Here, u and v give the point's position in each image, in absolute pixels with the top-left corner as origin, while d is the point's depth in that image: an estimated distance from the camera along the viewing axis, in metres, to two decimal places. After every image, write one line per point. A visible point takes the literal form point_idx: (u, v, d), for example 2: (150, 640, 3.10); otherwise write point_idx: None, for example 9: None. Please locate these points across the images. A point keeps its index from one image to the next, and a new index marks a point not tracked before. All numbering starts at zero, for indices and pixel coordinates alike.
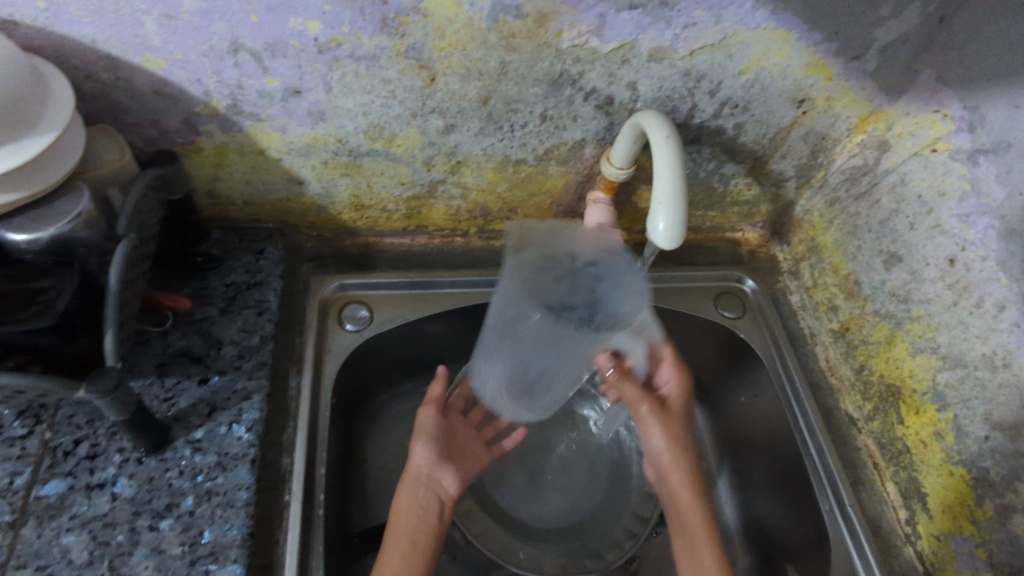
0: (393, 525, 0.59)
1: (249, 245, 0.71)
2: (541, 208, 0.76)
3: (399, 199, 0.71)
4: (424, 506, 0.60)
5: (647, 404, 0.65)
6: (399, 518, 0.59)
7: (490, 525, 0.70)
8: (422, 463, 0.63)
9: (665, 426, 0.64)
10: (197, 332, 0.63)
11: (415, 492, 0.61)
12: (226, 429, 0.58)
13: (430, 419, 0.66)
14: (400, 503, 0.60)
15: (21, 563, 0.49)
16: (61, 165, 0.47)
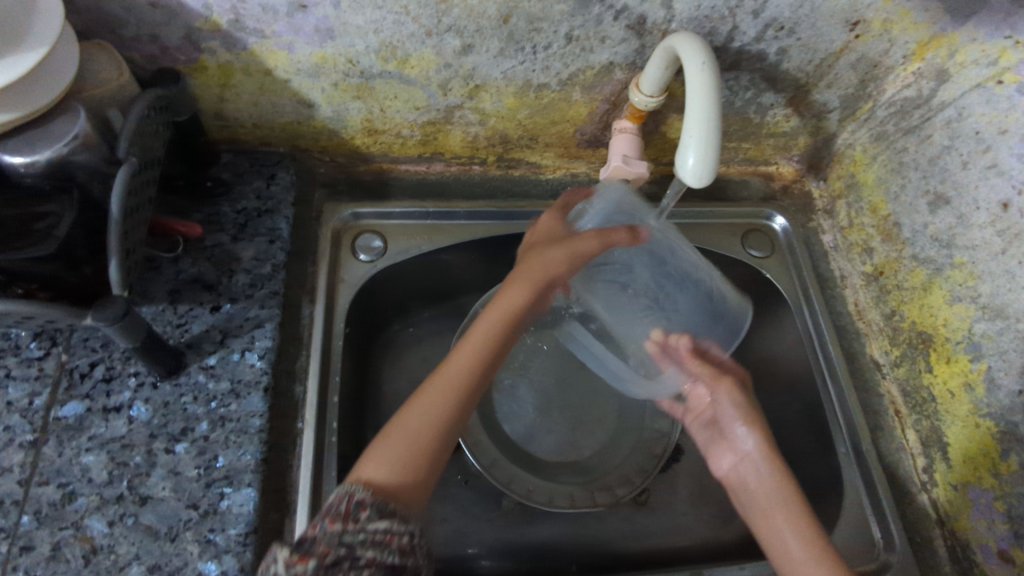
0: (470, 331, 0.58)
1: (259, 169, 0.69)
2: (563, 137, 0.72)
3: (414, 124, 0.68)
4: (499, 348, 0.57)
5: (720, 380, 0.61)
6: (484, 314, 0.58)
7: (500, 458, 0.69)
8: (533, 268, 0.59)
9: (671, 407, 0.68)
10: (209, 259, 0.63)
11: (498, 310, 0.58)
12: (239, 356, 0.58)
13: (544, 221, 0.64)
14: (495, 305, 0.59)
15: (44, 480, 0.51)
16: (48, 91, 0.45)
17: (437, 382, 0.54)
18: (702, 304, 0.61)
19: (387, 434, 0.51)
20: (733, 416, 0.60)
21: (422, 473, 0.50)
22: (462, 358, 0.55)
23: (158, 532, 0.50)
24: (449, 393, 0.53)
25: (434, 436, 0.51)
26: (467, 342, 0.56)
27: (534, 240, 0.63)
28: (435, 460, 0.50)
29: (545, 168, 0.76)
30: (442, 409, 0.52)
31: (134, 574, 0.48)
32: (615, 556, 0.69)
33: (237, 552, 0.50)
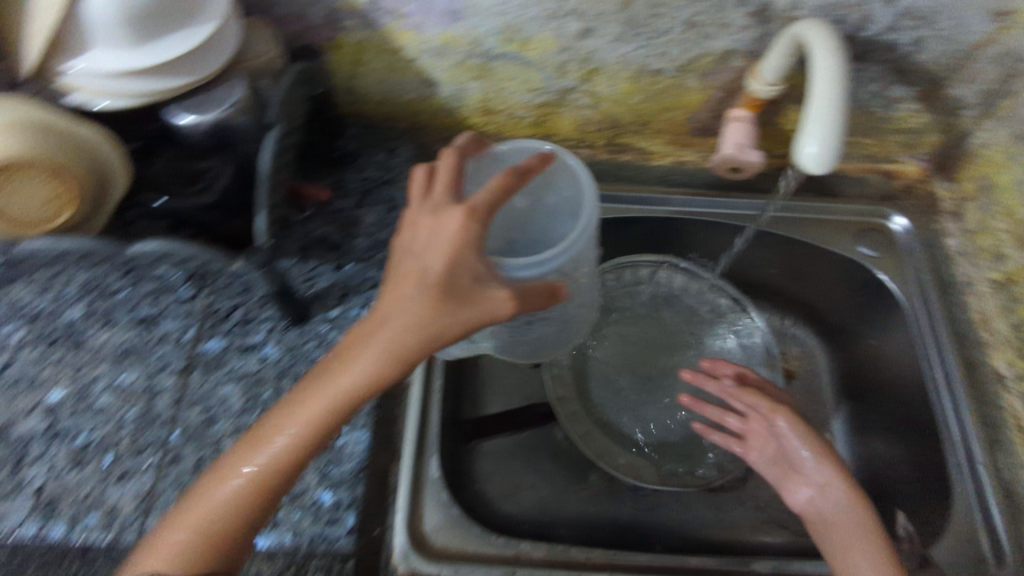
0: (338, 380, 0.41)
1: (383, 142, 0.75)
2: (674, 124, 0.72)
3: (528, 105, 0.71)
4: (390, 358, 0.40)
5: (779, 411, 0.63)
6: (348, 359, 0.41)
7: (594, 430, 0.71)
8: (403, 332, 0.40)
9: (695, 371, 0.69)
10: (334, 222, 0.69)
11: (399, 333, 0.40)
12: (357, 311, 0.64)
13: (433, 221, 0.41)
14: (371, 361, 0.41)
15: (190, 403, 0.58)
16: (214, 60, 0.51)
17: (288, 433, 0.43)
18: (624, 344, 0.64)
19: (221, 495, 0.44)
20: (798, 444, 0.61)
21: (224, 563, 0.44)
22: (303, 404, 0.42)
23: None
24: (291, 445, 0.43)
25: (262, 492, 0.43)
26: (330, 389, 0.42)
27: (422, 263, 0.41)
28: (253, 521, 0.44)
29: (653, 155, 0.77)
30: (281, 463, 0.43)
31: None
32: (699, 540, 0.69)
33: (349, 485, 0.55)
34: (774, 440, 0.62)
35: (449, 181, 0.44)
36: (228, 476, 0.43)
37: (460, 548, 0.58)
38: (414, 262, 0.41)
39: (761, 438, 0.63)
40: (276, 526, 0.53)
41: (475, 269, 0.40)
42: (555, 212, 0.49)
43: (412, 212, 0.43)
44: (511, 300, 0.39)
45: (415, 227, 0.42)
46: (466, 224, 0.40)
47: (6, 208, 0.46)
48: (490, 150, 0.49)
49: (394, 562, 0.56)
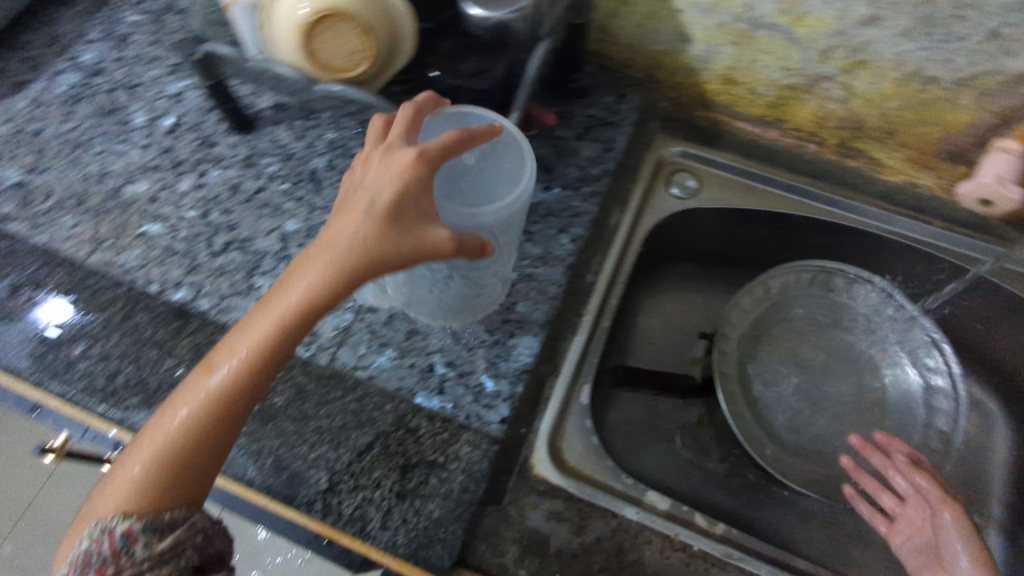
0: (266, 302, 0.43)
1: (614, 87, 0.76)
2: (924, 141, 0.68)
3: (774, 84, 0.70)
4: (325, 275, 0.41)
5: (947, 508, 0.58)
6: (292, 284, 0.42)
7: (744, 415, 0.70)
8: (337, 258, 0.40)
9: (864, 442, 0.66)
10: (553, 146, 0.72)
11: (331, 240, 0.41)
12: (555, 233, 0.66)
13: (384, 163, 0.42)
14: (318, 276, 0.41)
15: None
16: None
17: (231, 360, 0.42)
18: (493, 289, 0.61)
19: (180, 421, 0.41)
20: (956, 544, 0.55)
21: (188, 491, 0.41)
22: (256, 330, 0.42)
23: (461, 339, 0.60)
24: (239, 366, 0.42)
25: (212, 409, 0.42)
26: (279, 307, 0.42)
27: (369, 196, 0.41)
28: (198, 450, 0.41)
29: (885, 169, 0.73)
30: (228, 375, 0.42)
31: (436, 361, 0.59)
32: None
33: (511, 381, 0.58)
34: (932, 532, 0.58)
35: (407, 124, 0.45)
36: (187, 396, 0.42)
37: (590, 474, 0.60)
38: (369, 199, 0.41)
39: (914, 526, 0.59)
40: (442, 393, 0.57)
41: (423, 208, 0.41)
42: (479, 172, 0.48)
43: (365, 154, 0.45)
44: (449, 240, 0.40)
45: (368, 166, 0.43)
46: (414, 166, 0.41)
47: (326, 53, 0.53)
48: (447, 109, 0.49)
49: (530, 464, 0.58)
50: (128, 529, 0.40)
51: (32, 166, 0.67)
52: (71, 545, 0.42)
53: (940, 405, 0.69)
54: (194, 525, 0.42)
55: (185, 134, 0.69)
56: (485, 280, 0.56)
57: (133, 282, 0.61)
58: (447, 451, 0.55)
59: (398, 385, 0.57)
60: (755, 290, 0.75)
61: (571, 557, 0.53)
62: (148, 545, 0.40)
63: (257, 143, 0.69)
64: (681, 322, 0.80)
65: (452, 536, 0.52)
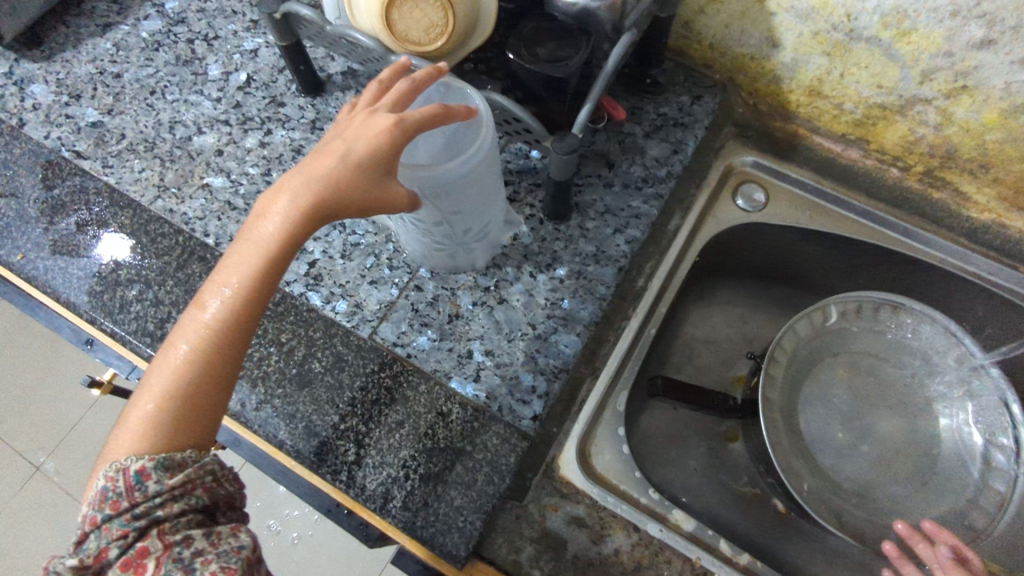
0: (239, 242, 0.43)
1: (690, 87, 0.73)
2: (1021, 179, 0.63)
3: (863, 101, 0.65)
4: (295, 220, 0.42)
5: None
6: (262, 222, 0.42)
7: (784, 445, 0.67)
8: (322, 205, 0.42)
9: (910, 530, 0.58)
10: (619, 143, 0.70)
11: (302, 187, 0.42)
12: (611, 232, 0.64)
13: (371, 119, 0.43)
14: (287, 212, 0.42)
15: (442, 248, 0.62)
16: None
17: (216, 298, 0.42)
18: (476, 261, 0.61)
19: (184, 356, 0.41)
20: None
21: (201, 426, 0.42)
22: (228, 271, 0.42)
23: (502, 329, 0.59)
24: (230, 300, 0.42)
25: (202, 355, 0.41)
26: (251, 247, 0.42)
27: (347, 146, 0.42)
28: (196, 391, 0.41)
29: (971, 205, 0.68)
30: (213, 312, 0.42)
31: (475, 348, 0.58)
32: None
33: (548, 378, 0.57)
34: None
35: (400, 94, 0.45)
36: (183, 338, 0.42)
37: (616, 483, 0.58)
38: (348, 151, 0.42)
39: None
40: (477, 381, 0.56)
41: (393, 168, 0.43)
42: None
43: (351, 115, 0.45)
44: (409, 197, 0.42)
45: (352, 120, 0.44)
46: (391, 132, 0.42)
47: (407, 31, 0.52)
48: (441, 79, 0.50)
49: (556, 465, 0.57)
50: (143, 466, 0.39)
51: (109, 107, 0.68)
52: (89, 486, 0.41)
53: (997, 462, 0.64)
54: (205, 463, 0.41)
55: (255, 91, 0.69)
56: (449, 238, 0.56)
57: (190, 232, 0.62)
58: (474, 440, 0.54)
59: (434, 367, 0.57)
60: (812, 316, 0.70)
61: (586, 565, 0.52)
62: (160, 481, 0.39)
63: (324, 106, 0.69)
64: (728, 338, 0.77)
65: (469, 526, 0.51)
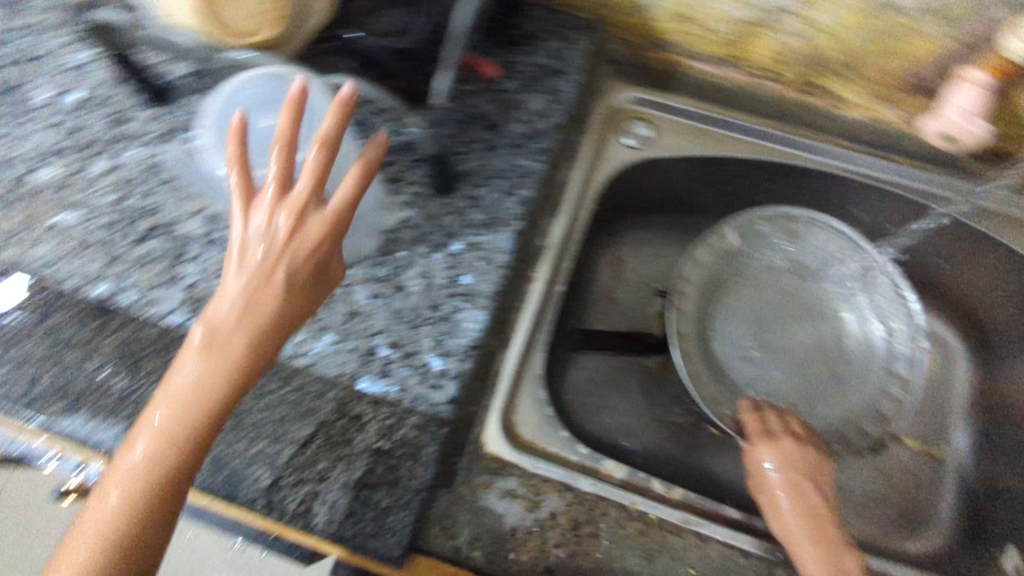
0: (169, 381, 0.39)
1: (560, 31, 0.70)
2: (888, 74, 0.64)
3: (729, 20, 0.64)
4: (244, 339, 0.40)
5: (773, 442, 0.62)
6: (201, 351, 0.39)
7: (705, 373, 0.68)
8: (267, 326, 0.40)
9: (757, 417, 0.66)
10: (497, 101, 0.66)
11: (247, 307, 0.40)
12: (501, 196, 0.62)
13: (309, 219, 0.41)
14: (232, 333, 0.39)
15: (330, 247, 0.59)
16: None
17: (145, 439, 0.38)
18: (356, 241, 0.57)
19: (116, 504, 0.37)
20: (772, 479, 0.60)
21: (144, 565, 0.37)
22: (161, 410, 0.39)
23: (404, 317, 0.57)
24: (167, 438, 0.38)
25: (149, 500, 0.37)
26: (184, 379, 0.39)
27: (293, 253, 0.41)
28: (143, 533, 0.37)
29: (847, 105, 0.69)
30: (156, 449, 0.38)
31: (379, 342, 0.56)
32: None
33: (460, 358, 0.56)
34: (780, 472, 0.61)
35: (318, 171, 0.42)
36: (111, 488, 0.37)
37: (546, 446, 0.58)
38: (290, 260, 0.41)
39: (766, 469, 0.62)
40: (387, 376, 0.54)
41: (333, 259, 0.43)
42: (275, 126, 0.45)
43: (257, 205, 0.41)
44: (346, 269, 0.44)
45: (260, 211, 0.41)
46: (332, 224, 0.42)
47: (230, 20, 0.45)
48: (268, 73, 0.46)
49: (481, 444, 0.57)
50: None
51: None
52: None
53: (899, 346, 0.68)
54: None
55: (95, 111, 0.63)
56: None
57: (44, 278, 0.56)
58: (393, 438, 0.52)
59: (339, 371, 0.54)
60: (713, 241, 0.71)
61: (526, 534, 0.52)
62: None
63: (174, 115, 0.63)
64: (643, 277, 0.77)
65: (400, 524, 0.50)
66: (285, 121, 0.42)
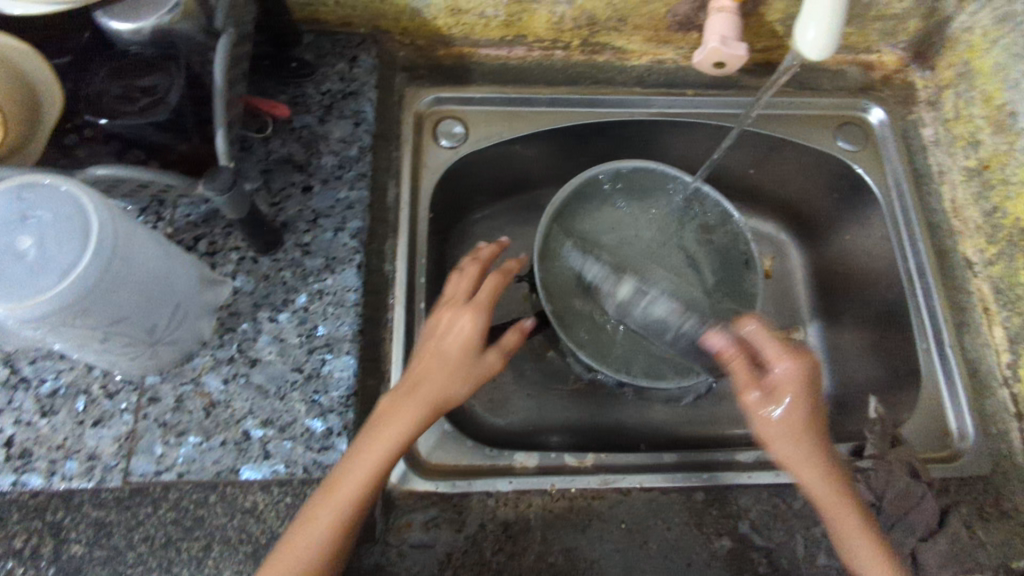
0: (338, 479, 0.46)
1: (342, 52, 0.68)
2: (653, 18, 0.68)
3: (499, 2, 0.65)
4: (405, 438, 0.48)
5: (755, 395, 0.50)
6: (381, 437, 0.47)
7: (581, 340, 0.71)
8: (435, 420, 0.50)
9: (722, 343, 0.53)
10: (297, 140, 0.63)
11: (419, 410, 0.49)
12: (332, 234, 0.60)
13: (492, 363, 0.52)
14: (399, 438, 0.48)
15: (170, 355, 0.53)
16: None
17: (330, 510, 0.45)
18: (188, 332, 0.53)
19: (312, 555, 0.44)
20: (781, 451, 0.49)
21: None
22: (356, 473, 0.46)
23: (268, 391, 0.53)
24: (343, 516, 0.45)
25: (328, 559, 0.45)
26: (371, 458, 0.47)
27: (467, 381, 0.50)
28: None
29: (631, 54, 0.73)
30: (341, 512, 0.45)
31: (249, 426, 0.52)
32: (678, 437, 0.71)
33: (341, 411, 0.53)
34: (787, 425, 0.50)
35: (483, 327, 0.52)
36: (306, 540, 0.44)
37: (456, 463, 0.58)
38: (456, 393, 0.50)
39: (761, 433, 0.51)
40: (270, 458, 0.51)
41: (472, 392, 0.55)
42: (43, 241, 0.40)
43: (455, 313, 0.53)
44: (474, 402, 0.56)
45: (456, 321, 0.52)
46: (496, 361, 0.53)
47: None
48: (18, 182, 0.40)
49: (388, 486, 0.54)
50: None
51: None
52: None
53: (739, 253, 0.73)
54: None
55: None
56: (132, 335, 0.48)
57: None
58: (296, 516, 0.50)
59: (216, 470, 0.50)
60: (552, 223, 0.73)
61: (462, 555, 0.52)
62: None
63: None
64: (502, 266, 0.78)
65: None
66: (468, 283, 0.56)
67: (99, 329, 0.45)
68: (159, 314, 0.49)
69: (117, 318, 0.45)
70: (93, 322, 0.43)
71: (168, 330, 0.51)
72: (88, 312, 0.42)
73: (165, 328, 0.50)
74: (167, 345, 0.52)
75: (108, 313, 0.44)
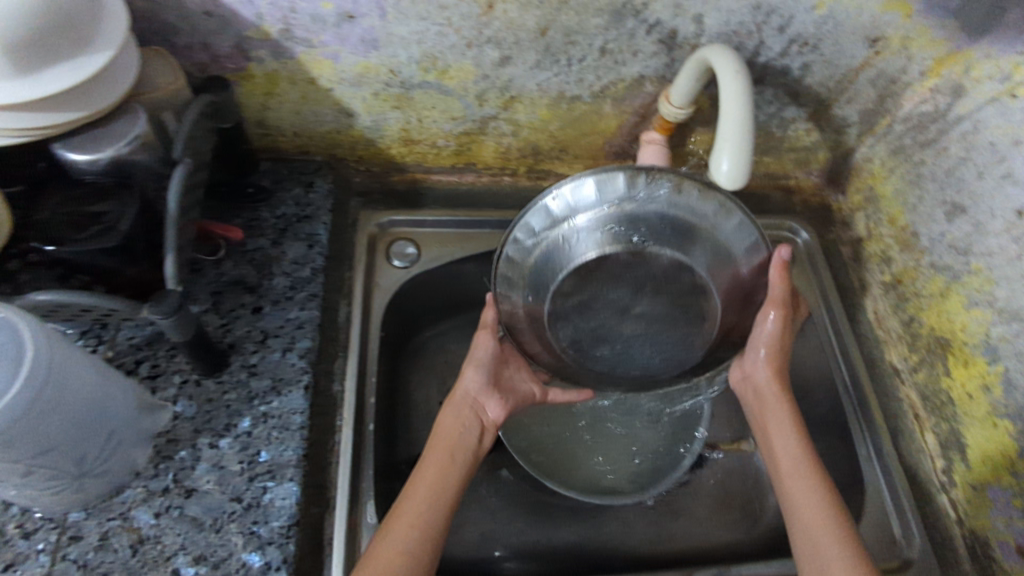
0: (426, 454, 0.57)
1: (298, 178, 0.71)
2: (592, 148, 0.74)
3: (449, 134, 0.71)
4: (467, 425, 0.59)
5: (777, 310, 0.57)
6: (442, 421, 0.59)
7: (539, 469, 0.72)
8: (487, 443, 0.59)
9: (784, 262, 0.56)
10: (250, 262, 0.64)
11: (460, 412, 0.60)
12: (280, 355, 0.59)
13: (505, 406, 0.61)
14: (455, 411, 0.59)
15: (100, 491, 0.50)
16: (107, 95, 0.46)
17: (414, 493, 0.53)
18: (125, 460, 0.51)
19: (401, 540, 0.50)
20: (779, 436, 0.58)
21: None
22: (421, 484, 0.54)
23: (204, 523, 0.51)
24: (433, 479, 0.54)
25: (415, 556, 0.49)
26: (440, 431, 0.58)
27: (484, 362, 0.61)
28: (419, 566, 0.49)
29: None
30: (421, 502, 0.52)
31: (180, 563, 0.49)
32: (632, 558, 0.69)
33: (280, 544, 0.50)
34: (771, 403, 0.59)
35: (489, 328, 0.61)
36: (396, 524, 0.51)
37: None
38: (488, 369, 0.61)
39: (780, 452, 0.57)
40: None
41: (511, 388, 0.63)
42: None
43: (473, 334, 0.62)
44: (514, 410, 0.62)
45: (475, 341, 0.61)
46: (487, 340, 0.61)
47: None
48: None
49: None
50: None
51: None
52: None
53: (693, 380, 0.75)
54: None
55: None
56: (64, 470, 0.46)
57: None
58: None
59: None
60: None
61: None
62: None
63: None
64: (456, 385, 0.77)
65: None
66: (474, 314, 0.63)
67: (29, 462, 0.42)
68: (96, 443, 0.47)
69: (50, 448, 0.43)
70: (23, 453, 0.41)
71: (102, 461, 0.48)
72: (24, 440, 0.41)
73: (100, 457, 0.48)
74: (100, 478, 0.49)
75: (39, 445, 0.42)
